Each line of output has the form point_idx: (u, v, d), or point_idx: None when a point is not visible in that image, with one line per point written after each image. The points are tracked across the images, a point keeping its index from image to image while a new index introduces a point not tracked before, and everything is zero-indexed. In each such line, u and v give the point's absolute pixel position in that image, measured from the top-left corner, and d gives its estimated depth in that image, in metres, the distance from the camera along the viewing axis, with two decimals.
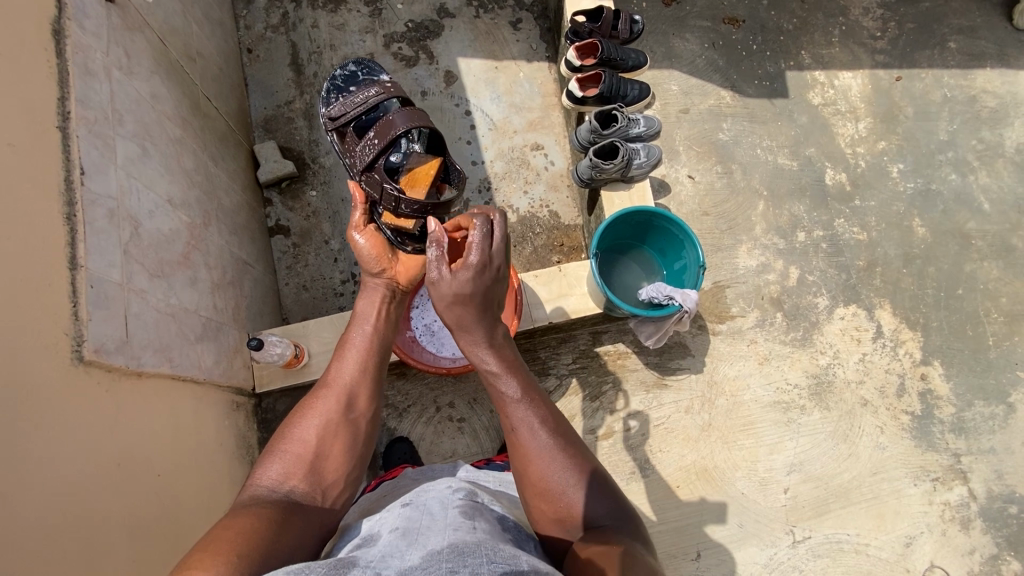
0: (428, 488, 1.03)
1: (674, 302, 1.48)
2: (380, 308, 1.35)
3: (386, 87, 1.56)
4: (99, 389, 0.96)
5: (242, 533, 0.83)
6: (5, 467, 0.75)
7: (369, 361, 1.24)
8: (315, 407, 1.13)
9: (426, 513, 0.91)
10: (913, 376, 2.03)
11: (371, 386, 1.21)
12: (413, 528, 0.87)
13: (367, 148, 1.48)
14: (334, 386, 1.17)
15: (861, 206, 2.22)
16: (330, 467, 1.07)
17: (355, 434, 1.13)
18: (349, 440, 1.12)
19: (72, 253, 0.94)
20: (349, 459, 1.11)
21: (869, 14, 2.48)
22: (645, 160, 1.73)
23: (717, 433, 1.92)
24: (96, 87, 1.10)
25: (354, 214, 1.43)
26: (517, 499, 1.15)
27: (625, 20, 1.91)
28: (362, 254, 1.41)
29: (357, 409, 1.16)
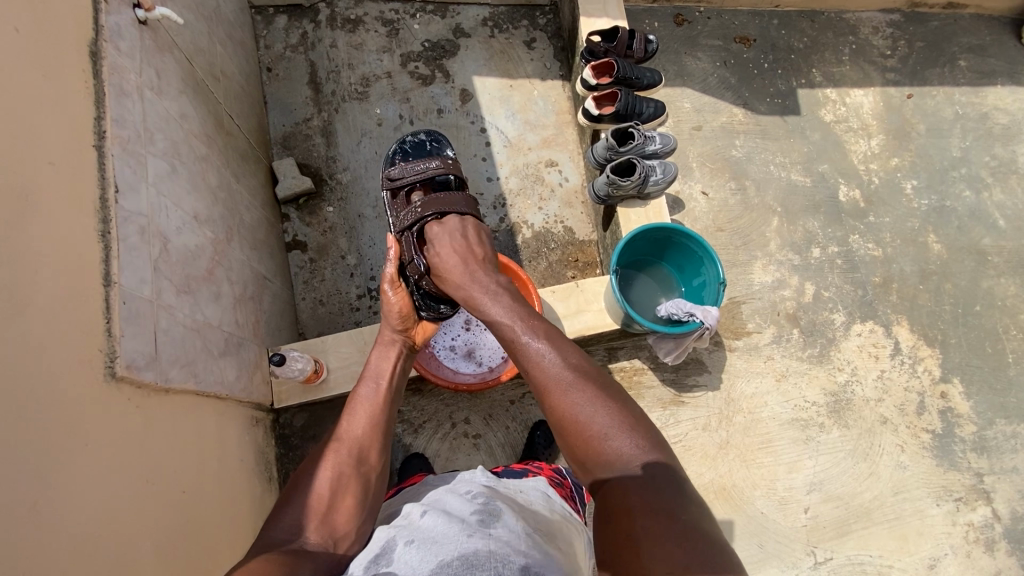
0: (448, 493, 1.01)
1: (695, 318, 1.47)
2: (394, 363, 1.37)
3: (448, 163, 1.60)
4: (130, 405, 0.96)
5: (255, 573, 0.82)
6: (44, 482, 0.76)
7: (379, 417, 1.24)
8: (328, 458, 1.14)
9: (444, 520, 0.89)
10: (933, 394, 2.01)
11: (380, 440, 1.21)
12: (430, 534, 0.86)
13: (408, 213, 1.50)
14: (345, 439, 1.18)
15: (875, 222, 2.22)
16: (342, 519, 1.03)
17: (368, 487, 1.12)
18: (362, 490, 1.10)
19: (106, 270, 0.95)
20: (363, 512, 1.07)
21: (879, 32, 2.51)
22: (661, 177, 1.74)
23: (735, 451, 1.90)
24: (130, 108, 1.12)
25: (388, 269, 1.43)
26: (540, 505, 1.10)
27: (640, 40, 1.94)
28: (389, 308, 1.41)
29: (368, 462, 1.16)
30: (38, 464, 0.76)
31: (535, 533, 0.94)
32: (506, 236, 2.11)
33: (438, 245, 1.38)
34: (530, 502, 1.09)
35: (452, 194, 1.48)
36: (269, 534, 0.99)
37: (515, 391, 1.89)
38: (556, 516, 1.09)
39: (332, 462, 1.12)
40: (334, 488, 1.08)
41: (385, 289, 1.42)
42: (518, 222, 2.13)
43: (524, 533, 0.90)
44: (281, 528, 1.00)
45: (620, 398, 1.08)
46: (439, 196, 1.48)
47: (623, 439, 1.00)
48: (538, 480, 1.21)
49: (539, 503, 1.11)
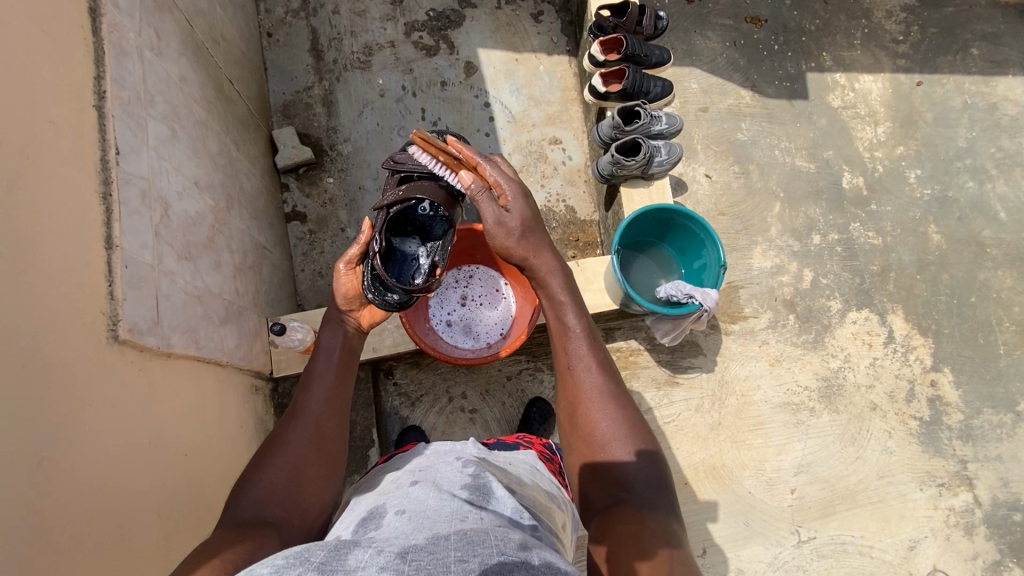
0: (440, 463, 1.02)
1: (694, 301, 1.46)
2: (345, 342, 1.30)
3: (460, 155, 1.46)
4: (132, 368, 0.96)
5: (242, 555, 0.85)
6: (48, 446, 0.77)
7: (336, 387, 1.22)
8: (289, 433, 1.11)
9: (433, 494, 0.90)
10: (923, 382, 2.04)
11: (340, 415, 1.19)
12: (420, 507, 0.86)
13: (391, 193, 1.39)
14: (305, 415, 1.15)
15: (877, 211, 2.22)
16: (309, 493, 1.05)
17: (331, 463, 1.12)
18: (325, 466, 1.11)
19: (108, 234, 0.94)
20: (324, 484, 1.09)
21: (892, 17, 2.47)
22: (666, 158, 1.73)
23: (726, 432, 1.93)
24: (130, 68, 1.10)
25: (352, 248, 1.33)
26: (525, 473, 1.13)
27: (650, 16, 1.88)
28: (337, 288, 1.32)
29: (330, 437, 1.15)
30: (42, 428, 0.77)
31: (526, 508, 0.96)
32: None
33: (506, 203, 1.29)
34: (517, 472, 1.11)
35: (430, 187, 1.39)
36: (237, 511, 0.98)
37: (512, 367, 1.91)
38: (539, 487, 1.11)
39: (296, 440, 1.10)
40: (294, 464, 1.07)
41: (339, 267, 1.33)
42: None
43: (512, 508, 0.90)
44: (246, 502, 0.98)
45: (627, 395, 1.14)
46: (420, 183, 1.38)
47: (623, 445, 1.06)
48: (528, 454, 1.24)
49: (524, 472, 1.14)
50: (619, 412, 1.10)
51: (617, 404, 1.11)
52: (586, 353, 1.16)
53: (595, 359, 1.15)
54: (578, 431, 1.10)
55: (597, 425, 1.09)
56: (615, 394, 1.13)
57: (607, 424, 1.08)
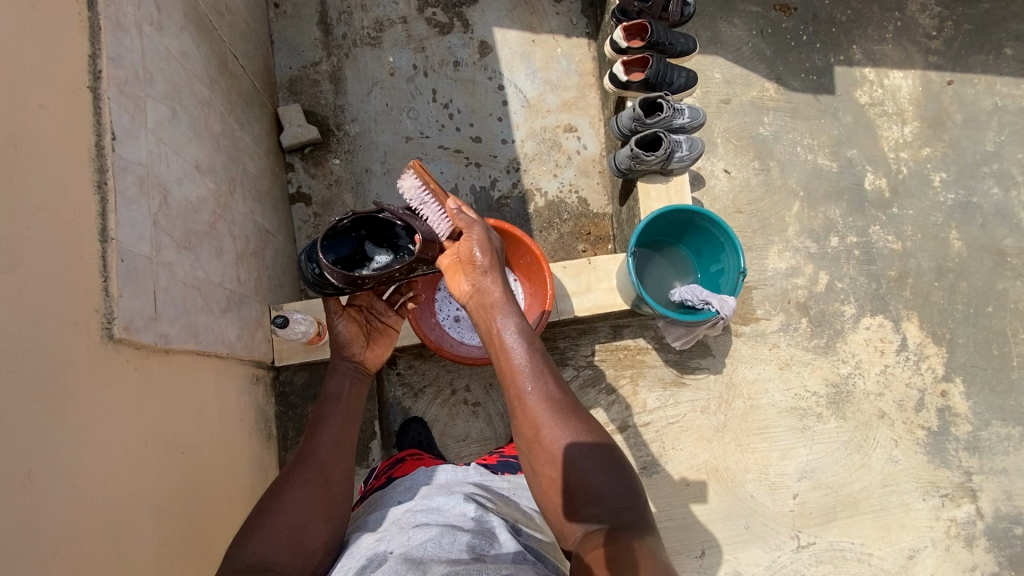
0: (438, 498, 1.02)
1: (710, 307, 1.41)
2: (354, 386, 1.24)
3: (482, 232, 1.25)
4: (128, 367, 0.93)
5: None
6: (43, 453, 0.74)
7: (346, 413, 1.19)
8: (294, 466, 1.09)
9: (432, 539, 0.88)
10: (933, 392, 2.01)
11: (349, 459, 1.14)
12: (421, 554, 0.84)
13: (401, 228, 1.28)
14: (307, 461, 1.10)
15: (898, 214, 2.15)
16: (312, 539, 1.01)
17: (337, 507, 1.07)
18: (331, 510, 1.06)
19: (103, 225, 0.89)
20: (329, 529, 1.04)
21: (927, 10, 2.35)
22: (686, 154, 1.66)
23: (731, 435, 1.91)
24: (128, 45, 1.03)
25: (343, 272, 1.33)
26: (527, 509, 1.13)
27: (677, 1, 1.79)
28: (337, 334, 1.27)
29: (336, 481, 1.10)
30: (36, 436, 0.74)
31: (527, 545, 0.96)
32: (518, 203, 2.05)
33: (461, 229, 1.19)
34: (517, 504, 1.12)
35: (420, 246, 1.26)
36: (239, 557, 0.96)
37: None
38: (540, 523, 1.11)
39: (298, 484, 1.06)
40: (299, 498, 1.04)
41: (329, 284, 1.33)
42: (531, 189, 2.06)
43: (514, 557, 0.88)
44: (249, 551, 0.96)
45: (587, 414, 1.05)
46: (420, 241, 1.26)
47: (588, 472, 0.97)
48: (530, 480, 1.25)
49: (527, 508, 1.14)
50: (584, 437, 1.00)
51: (573, 419, 1.02)
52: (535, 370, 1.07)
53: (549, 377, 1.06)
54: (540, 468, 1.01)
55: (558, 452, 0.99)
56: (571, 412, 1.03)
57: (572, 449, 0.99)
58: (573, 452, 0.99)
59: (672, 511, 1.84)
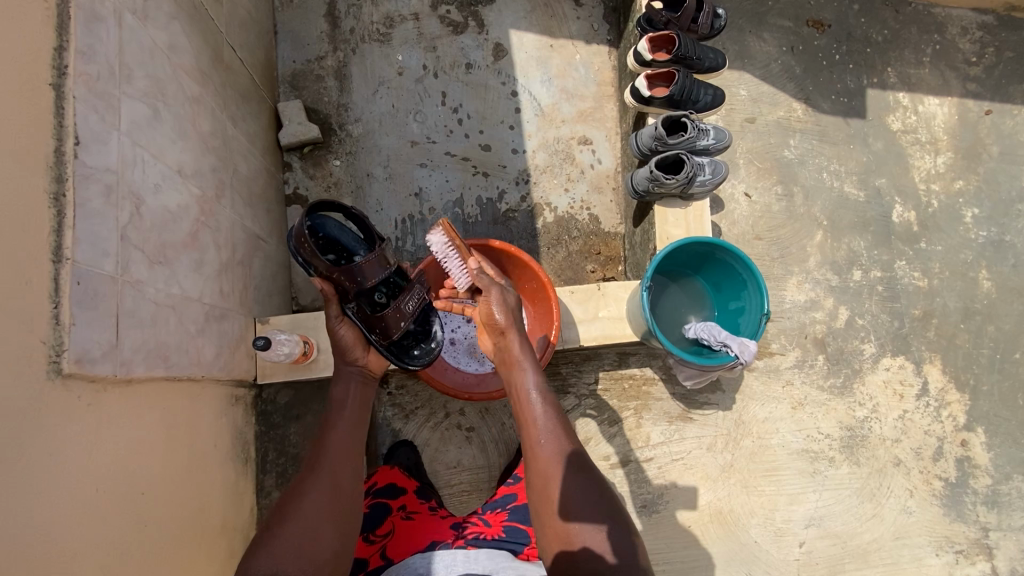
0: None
1: (729, 350, 1.30)
2: (362, 394, 1.28)
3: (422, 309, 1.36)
4: (80, 404, 0.82)
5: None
6: None
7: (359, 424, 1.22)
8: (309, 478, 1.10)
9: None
10: (953, 441, 1.90)
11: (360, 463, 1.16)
12: None
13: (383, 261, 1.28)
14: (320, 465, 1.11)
15: (926, 249, 2.04)
16: (322, 545, 1.00)
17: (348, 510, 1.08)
18: (342, 515, 1.06)
19: (58, 243, 0.79)
20: (338, 533, 1.04)
21: (967, 34, 2.23)
22: (709, 178, 1.55)
23: (737, 476, 1.81)
24: (103, 36, 0.93)
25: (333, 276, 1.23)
26: None
27: (708, 13, 1.67)
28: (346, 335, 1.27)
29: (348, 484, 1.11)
30: None
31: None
32: (526, 217, 1.94)
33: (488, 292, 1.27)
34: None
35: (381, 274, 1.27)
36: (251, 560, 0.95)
37: None
38: None
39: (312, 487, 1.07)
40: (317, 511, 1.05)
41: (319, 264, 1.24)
42: (540, 203, 1.95)
43: None
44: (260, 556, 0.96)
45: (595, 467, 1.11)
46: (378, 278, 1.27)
47: (587, 515, 1.03)
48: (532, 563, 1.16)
49: None
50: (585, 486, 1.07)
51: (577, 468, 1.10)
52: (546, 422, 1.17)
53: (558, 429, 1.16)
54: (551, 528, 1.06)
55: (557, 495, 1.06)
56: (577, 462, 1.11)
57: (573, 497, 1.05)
58: (572, 491, 1.06)
59: (671, 553, 1.74)
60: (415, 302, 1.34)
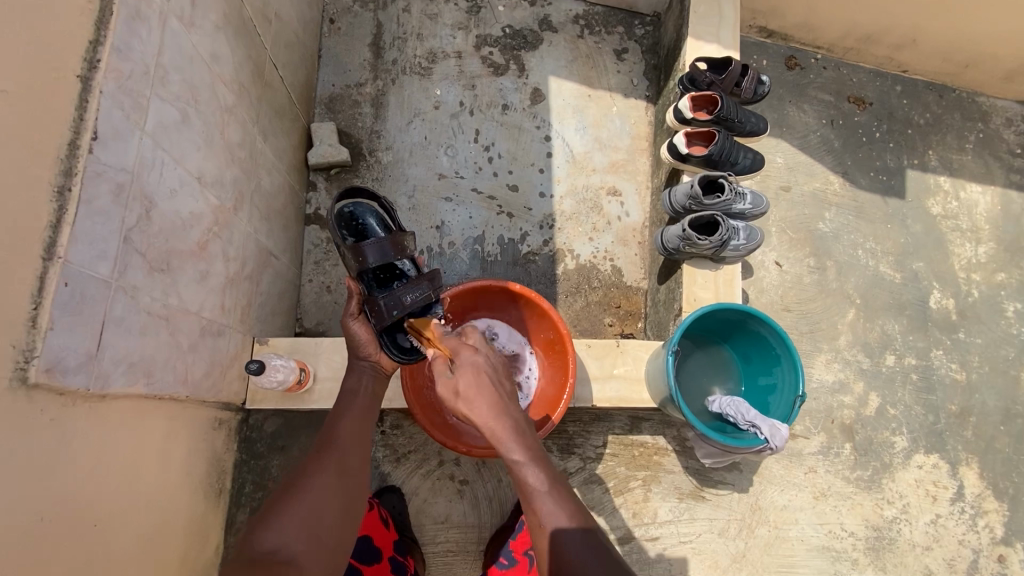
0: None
1: (758, 433, 1.19)
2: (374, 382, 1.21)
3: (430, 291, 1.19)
4: (42, 418, 0.72)
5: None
6: None
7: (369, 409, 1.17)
8: (312, 463, 1.05)
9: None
10: (989, 555, 1.73)
11: (366, 447, 1.12)
12: None
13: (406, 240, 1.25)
14: (331, 444, 1.08)
15: (964, 340, 1.93)
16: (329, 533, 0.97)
17: (353, 494, 1.04)
18: (347, 498, 1.02)
19: (53, 238, 0.73)
20: (347, 523, 1.01)
21: (1012, 126, 2.23)
22: (743, 243, 1.49)
23: (750, 568, 1.64)
24: (142, 34, 0.90)
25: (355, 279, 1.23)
26: None
27: (752, 79, 1.66)
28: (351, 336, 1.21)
29: (352, 467, 1.07)
30: None
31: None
32: (546, 263, 1.88)
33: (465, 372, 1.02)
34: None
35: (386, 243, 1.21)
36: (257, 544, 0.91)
37: None
38: None
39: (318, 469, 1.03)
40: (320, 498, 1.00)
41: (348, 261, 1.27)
42: (563, 249, 1.89)
43: None
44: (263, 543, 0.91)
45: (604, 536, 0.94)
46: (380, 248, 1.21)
47: None
48: None
49: None
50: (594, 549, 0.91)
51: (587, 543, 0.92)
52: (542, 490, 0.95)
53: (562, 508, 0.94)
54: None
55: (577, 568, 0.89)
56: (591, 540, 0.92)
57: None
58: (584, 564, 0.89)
59: None
60: (417, 296, 1.18)
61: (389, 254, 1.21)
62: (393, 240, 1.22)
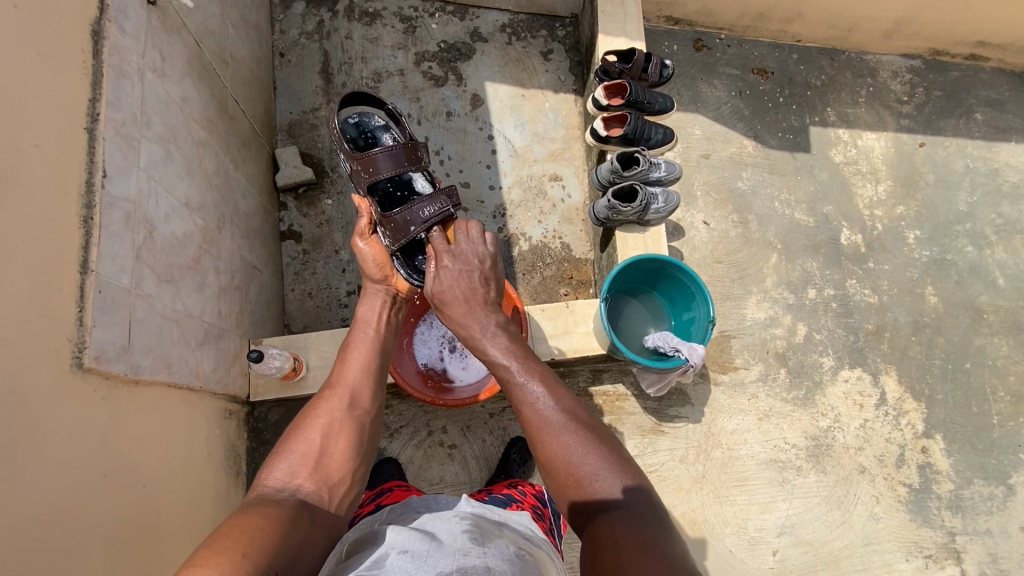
0: (430, 516, 1.01)
1: (680, 355, 1.44)
2: (381, 314, 1.40)
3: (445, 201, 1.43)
4: (95, 396, 0.95)
5: (236, 561, 0.75)
6: (7, 482, 0.77)
7: (371, 363, 1.30)
8: (322, 405, 1.17)
9: (434, 536, 0.90)
10: (914, 448, 2.00)
11: (371, 387, 1.26)
12: (424, 548, 0.86)
13: (416, 151, 1.49)
14: (338, 387, 1.22)
15: (874, 269, 2.21)
16: (333, 464, 1.09)
17: (362, 429, 1.18)
18: (355, 432, 1.16)
19: (84, 257, 0.94)
20: (355, 456, 1.13)
21: (897, 77, 2.49)
22: (663, 206, 1.72)
23: (709, 486, 1.88)
24: (129, 90, 1.11)
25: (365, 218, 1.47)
26: (526, 525, 1.10)
27: (656, 64, 1.91)
28: (364, 260, 1.46)
29: (360, 407, 1.20)
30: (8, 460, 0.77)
31: (521, 550, 0.94)
32: (503, 246, 2.11)
33: (444, 275, 1.31)
34: (520, 539, 1.01)
35: (395, 153, 1.45)
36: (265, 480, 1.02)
37: (496, 404, 1.86)
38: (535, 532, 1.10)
39: (326, 410, 1.15)
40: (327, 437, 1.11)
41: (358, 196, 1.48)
42: (516, 233, 2.12)
43: (512, 551, 0.91)
44: (274, 479, 1.02)
45: (602, 432, 1.07)
46: (390, 155, 1.45)
47: (601, 474, 0.99)
48: (522, 513, 1.14)
49: (525, 523, 1.11)
50: (595, 450, 1.02)
51: (575, 428, 1.06)
52: (536, 389, 1.12)
53: (546, 388, 1.12)
54: (554, 479, 1.02)
55: (576, 472, 1.00)
56: (580, 420, 1.07)
57: (595, 467, 1.00)
58: (573, 452, 1.02)
59: None
60: (434, 210, 1.41)
61: (401, 160, 1.46)
62: (404, 148, 1.47)
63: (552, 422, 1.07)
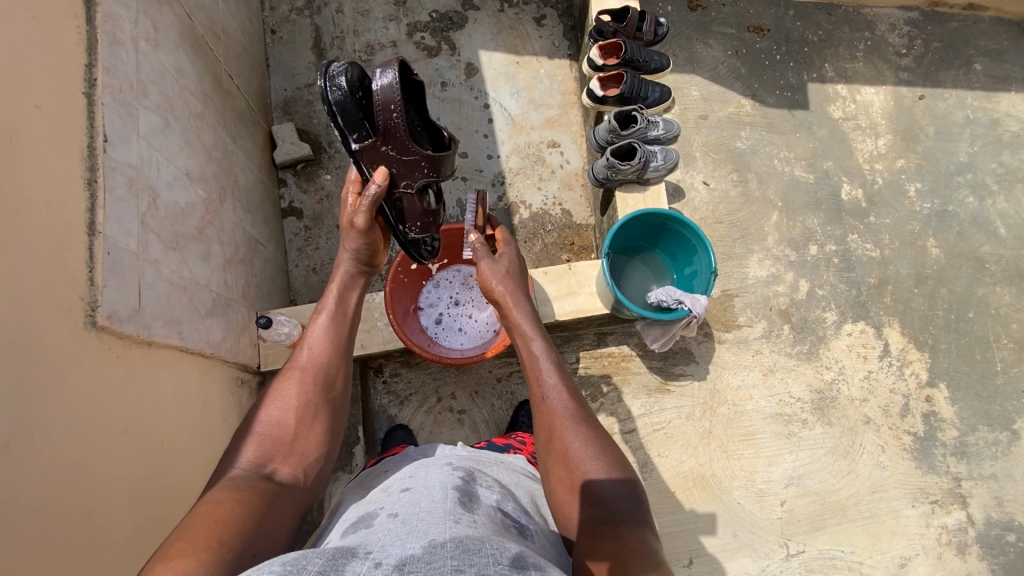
0: (425, 468, 1.04)
1: (683, 306, 1.46)
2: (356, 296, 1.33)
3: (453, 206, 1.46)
4: (110, 355, 0.97)
5: (209, 551, 0.78)
6: (34, 429, 0.81)
7: (339, 341, 1.24)
8: (286, 387, 1.16)
9: (423, 496, 0.91)
10: (918, 397, 2.02)
11: (343, 365, 1.23)
12: (412, 511, 0.86)
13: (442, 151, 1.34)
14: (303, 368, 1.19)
15: (875, 223, 2.20)
16: (304, 445, 1.11)
17: (332, 408, 1.18)
18: (326, 412, 1.16)
19: (91, 219, 0.95)
20: (327, 437, 1.15)
21: (895, 30, 2.46)
22: (662, 164, 1.73)
23: (717, 441, 1.91)
24: (123, 56, 1.11)
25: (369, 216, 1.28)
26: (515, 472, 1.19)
27: (650, 22, 1.88)
28: (357, 247, 1.32)
29: (331, 389, 1.19)
30: (31, 409, 0.81)
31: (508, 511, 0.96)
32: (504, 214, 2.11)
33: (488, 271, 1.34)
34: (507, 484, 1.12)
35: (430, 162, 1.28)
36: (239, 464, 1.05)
37: (502, 369, 1.89)
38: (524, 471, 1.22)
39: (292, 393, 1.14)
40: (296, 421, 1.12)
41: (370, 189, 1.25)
42: (516, 202, 2.13)
43: (498, 514, 0.92)
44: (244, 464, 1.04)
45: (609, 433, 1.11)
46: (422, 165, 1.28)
47: (602, 470, 1.04)
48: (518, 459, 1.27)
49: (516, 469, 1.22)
50: (602, 449, 1.07)
51: (587, 425, 1.11)
52: (557, 382, 1.17)
53: (567, 388, 1.16)
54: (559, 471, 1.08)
55: (581, 465, 1.05)
56: (589, 419, 1.12)
57: (596, 461, 1.05)
58: (585, 449, 1.07)
59: (658, 518, 1.83)
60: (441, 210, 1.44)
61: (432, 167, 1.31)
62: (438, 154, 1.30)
63: (567, 420, 1.11)
